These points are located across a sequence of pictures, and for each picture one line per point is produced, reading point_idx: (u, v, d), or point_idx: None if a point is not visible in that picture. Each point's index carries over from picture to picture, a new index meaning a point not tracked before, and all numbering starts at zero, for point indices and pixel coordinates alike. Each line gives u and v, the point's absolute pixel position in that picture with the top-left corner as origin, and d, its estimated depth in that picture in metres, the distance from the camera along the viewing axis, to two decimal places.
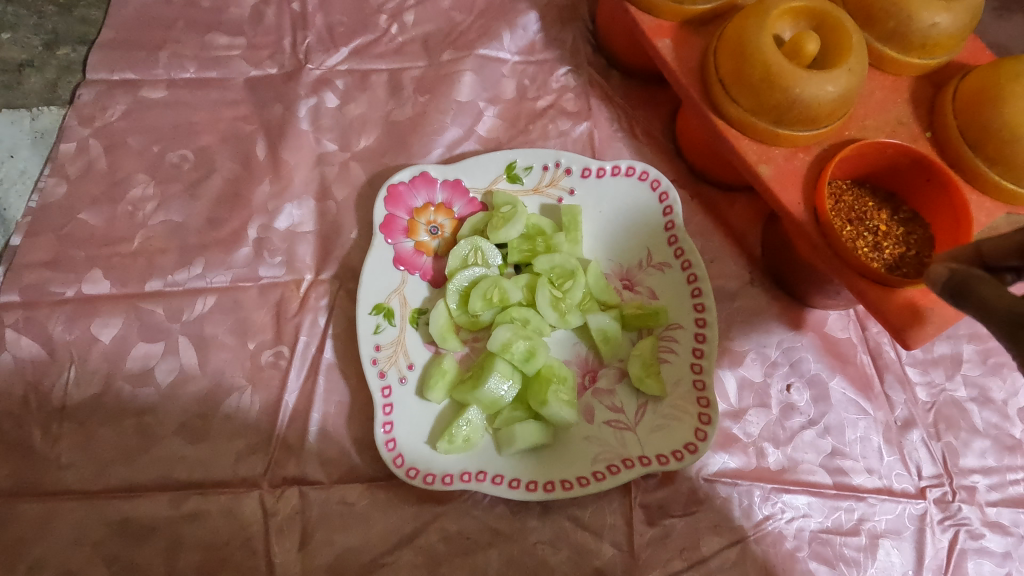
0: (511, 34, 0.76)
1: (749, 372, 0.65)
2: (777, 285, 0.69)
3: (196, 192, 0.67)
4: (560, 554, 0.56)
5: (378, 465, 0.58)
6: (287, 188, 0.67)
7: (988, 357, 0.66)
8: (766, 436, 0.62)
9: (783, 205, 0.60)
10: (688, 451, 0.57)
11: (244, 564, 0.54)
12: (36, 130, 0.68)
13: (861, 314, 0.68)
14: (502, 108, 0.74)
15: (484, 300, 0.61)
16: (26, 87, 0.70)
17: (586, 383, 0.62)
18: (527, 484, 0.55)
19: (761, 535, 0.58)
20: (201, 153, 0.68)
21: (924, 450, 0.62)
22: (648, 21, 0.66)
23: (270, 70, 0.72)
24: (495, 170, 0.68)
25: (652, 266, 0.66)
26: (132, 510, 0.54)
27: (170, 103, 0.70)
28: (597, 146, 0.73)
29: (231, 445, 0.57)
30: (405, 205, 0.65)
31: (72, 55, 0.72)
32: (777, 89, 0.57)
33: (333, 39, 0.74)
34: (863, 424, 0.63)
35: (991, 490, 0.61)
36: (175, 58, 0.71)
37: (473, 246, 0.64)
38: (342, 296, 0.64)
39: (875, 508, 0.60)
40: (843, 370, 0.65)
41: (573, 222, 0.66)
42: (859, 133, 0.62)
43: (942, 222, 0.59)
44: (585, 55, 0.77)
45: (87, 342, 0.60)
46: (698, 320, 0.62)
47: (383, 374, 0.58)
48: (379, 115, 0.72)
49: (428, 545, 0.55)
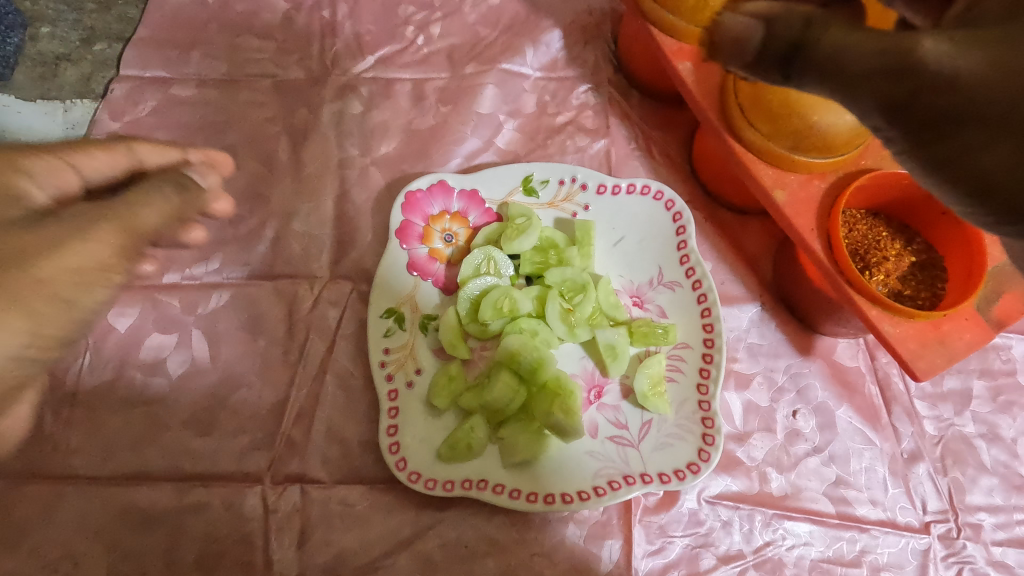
0: (534, 51, 0.77)
1: (755, 396, 0.65)
2: (788, 310, 0.69)
3: (218, 190, 0.68)
4: (558, 568, 0.56)
5: (380, 467, 0.58)
6: (307, 189, 0.69)
7: (998, 394, 0.65)
8: (770, 461, 0.62)
9: (797, 230, 0.61)
10: (690, 471, 0.56)
11: (243, 560, 0.54)
12: (67, 122, 0.70)
13: (872, 343, 0.68)
14: (521, 122, 0.75)
15: (494, 309, 0.62)
16: (61, 80, 0.72)
17: (592, 398, 0.62)
18: (528, 495, 0.55)
19: (761, 561, 0.58)
20: (225, 152, 0.70)
21: (929, 484, 0.62)
22: (669, 43, 0.67)
23: (298, 74, 0.74)
24: (512, 182, 0.69)
25: (663, 284, 0.66)
26: (137, 498, 0.55)
27: (199, 102, 0.72)
28: (614, 163, 0.74)
29: (237, 440, 0.58)
30: (422, 212, 0.66)
31: (107, 51, 0.74)
32: (795, 115, 0.57)
33: (360, 48, 0.75)
34: (868, 454, 0.63)
35: (997, 529, 0.60)
36: (206, 59, 0.73)
37: (486, 255, 0.64)
38: (354, 298, 0.65)
39: (878, 540, 0.59)
40: (851, 400, 0.65)
41: (586, 237, 0.66)
42: (875, 163, 0.62)
43: (956, 256, 0.60)
44: (606, 73, 0.78)
45: (104, 330, 0.61)
46: (707, 341, 0.62)
47: (390, 377, 0.59)
48: (401, 123, 0.73)
49: (426, 550, 0.55)
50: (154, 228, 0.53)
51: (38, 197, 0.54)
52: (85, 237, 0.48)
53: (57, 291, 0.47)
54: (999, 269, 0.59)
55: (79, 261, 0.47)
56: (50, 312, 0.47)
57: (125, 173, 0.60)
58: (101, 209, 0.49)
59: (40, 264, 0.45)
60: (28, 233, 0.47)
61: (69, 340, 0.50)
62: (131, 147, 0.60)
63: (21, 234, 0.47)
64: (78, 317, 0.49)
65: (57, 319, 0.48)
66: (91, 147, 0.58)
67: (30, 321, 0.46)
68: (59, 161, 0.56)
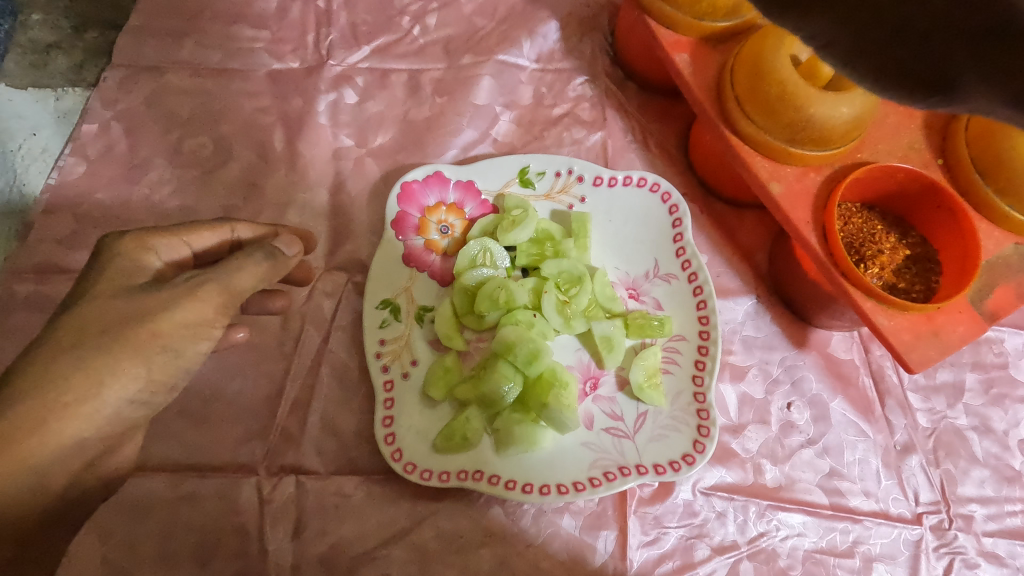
0: (531, 42, 0.77)
1: (750, 388, 0.65)
2: (783, 303, 0.69)
3: (212, 179, 0.68)
4: (553, 559, 0.56)
5: (376, 458, 0.58)
6: (302, 180, 0.69)
7: (991, 387, 0.66)
8: (764, 453, 0.62)
9: (793, 222, 0.61)
10: (685, 463, 0.57)
11: (238, 551, 0.54)
12: (59, 110, 0.70)
13: (866, 336, 0.68)
14: (518, 113, 0.74)
15: (490, 301, 0.61)
16: (52, 67, 0.72)
17: (588, 390, 0.62)
18: (524, 486, 0.55)
19: (755, 552, 0.58)
20: (219, 141, 0.69)
21: (922, 476, 0.62)
22: (667, 35, 0.67)
23: (292, 64, 0.73)
24: (508, 174, 0.69)
25: (659, 276, 0.66)
26: (131, 489, 0.55)
27: (192, 91, 0.71)
28: (610, 155, 0.74)
29: (232, 431, 0.58)
30: (418, 204, 0.66)
31: (101, 40, 0.73)
32: (792, 107, 0.58)
33: (356, 37, 0.75)
34: (862, 446, 0.63)
35: (987, 520, 0.60)
36: (200, 47, 0.73)
37: (482, 246, 0.64)
38: (350, 289, 0.65)
39: (870, 531, 0.59)
40: (845, 392, 0.65)
41: (582, 230, 0.66)
42: (871, 156, 0.62)
43: (950, 249, 0.60)
44: (603, 65, 0.77)
45: None
46: (702, 334, 0.62)
47: (386, 368, 0.59)
48: (397, 113, 0.73)
49: (422, 541, 0.55)
50: (249, 290, 0.53)
51: (159, 269, 0.53)
52: (196, 296, 0.50)
53: (166, 341, 0.49)
54: (993, 262, 0.59)
55: (192, 316, 0.50)
56: (159, 360, 0.49)
57: (226, 251, 0.57)
58: (204, 273, 0.51)
59: (160, 321, 0.48)
60: (157, 291, 0.49)
61: (177, 383, 0.52)
62: (234, 226, 0.57)
63: (148, 293, 0.49)
64: (183, 365, 0.51)
65: (164, 365, 0.50)
66: (200, 227, 0.56)
67: (145, 365, 0.48)
68: (178, 239, 0.54)
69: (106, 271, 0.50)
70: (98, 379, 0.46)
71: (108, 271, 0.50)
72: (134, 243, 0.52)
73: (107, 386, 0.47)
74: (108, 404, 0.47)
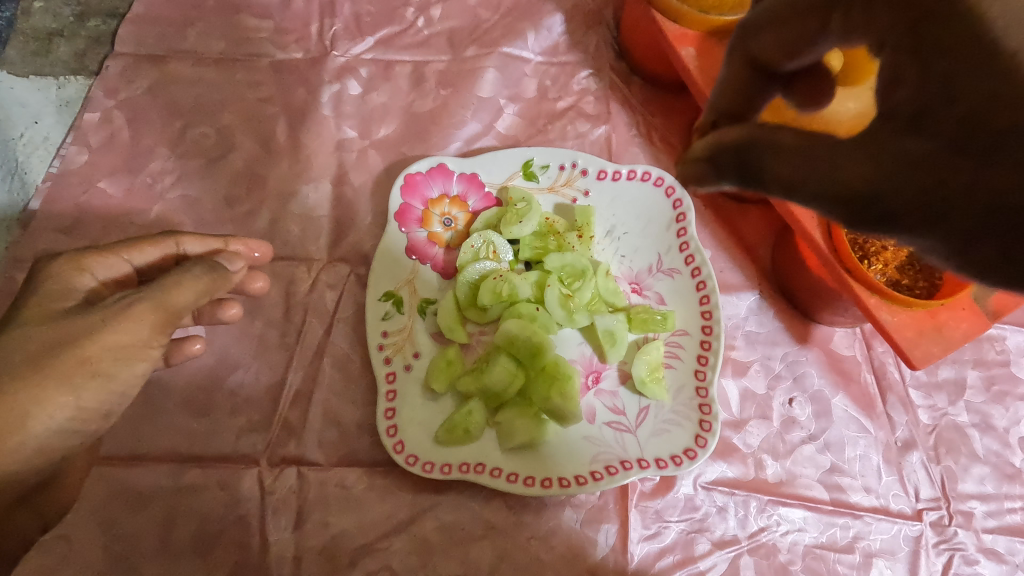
0: (535, 35, 0.77)
1: (752, 383, 0.65)
2: (786, 298, 0.69)
3: (215, 170, 0.68)
4: (554, 552, 0.56)
5: (378, 450, 0.58)
6: (305, 171, 0.68)
7: (992, 384, 0.66)
8: (766, 448, 0.62)
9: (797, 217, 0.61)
10: (687, 457, 0.57)
11: (239, 541, 0.54)
12: (61, 99, 0.69)
13: (868, 332, 0.68)
14: (522, 106, 0.74)
15: (492, 295, 0.61)
16: (54, 55, 0.71)
17: (590, 384, 0.62)
18: (526, 479, 0.55)
19: (755, 546, 0.58)
20: (222, 132, 0.69)
21: (922, 473, 0.62)
22: (673, 29, 0.66)
23: (296, 55, 0.73)
24: (512, 166, 0.69)
25: (662, 271, 0.66)
26: (132, 479, 0.55)
27: (194, 81, 0.71)
28: (615, 149, 0.73)
29: (233, 422, 0.58)
30: (421, 196, 0.66)
31: (102, 28, 0.73)
32: None
33: (360, 28, 0.74)
34: (863, 442, 0.63)
35: (988, 517, 0.61)
36: (203, 37, 0.72)
37: (485, 240, 0.64)
38: (353, 281, 0.64)
39: (871, 527, 0.60)
40: (847, 388, 0.65)
41: (586, 223, 0.66)
42: None
43: None
44: (607, 59, 0.77)
45: None
46: (705, 328, 0.62)
47: (388, 360, 0.59)
48: (401, 105, 0.72)
49: (423, 533, 0.55)
50: (189, 307, 0.47)
51: (94, 288, 0.49)
52: (127, 317, 0.43)
53: (96, 367, 0.43)
54: None
55: (124, 339, 0.43)
56: (91, 387, 0.43)
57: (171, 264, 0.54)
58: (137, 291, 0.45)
59: (88, 343, 0.42)
60: (87, 313, 0.43)
61: (113, 412, 0.46)
62: (180, 240, 0.54)
63: (76, 317, 0.43)
64: (118, 393, 0.45)
65: (97, 393, 0.43)
66: (140, 242, 0.52)
67: (73, 396, 0.42)
68: (117, 256, 0.50)
69: (34, 292, 0.46)
70: (19, 414, 0.40)
71: (36, 292, 0.46)
72: (66, 261, 0.48)
73: (31, 420, 0.41)
74: (33, 439, 0.42)
